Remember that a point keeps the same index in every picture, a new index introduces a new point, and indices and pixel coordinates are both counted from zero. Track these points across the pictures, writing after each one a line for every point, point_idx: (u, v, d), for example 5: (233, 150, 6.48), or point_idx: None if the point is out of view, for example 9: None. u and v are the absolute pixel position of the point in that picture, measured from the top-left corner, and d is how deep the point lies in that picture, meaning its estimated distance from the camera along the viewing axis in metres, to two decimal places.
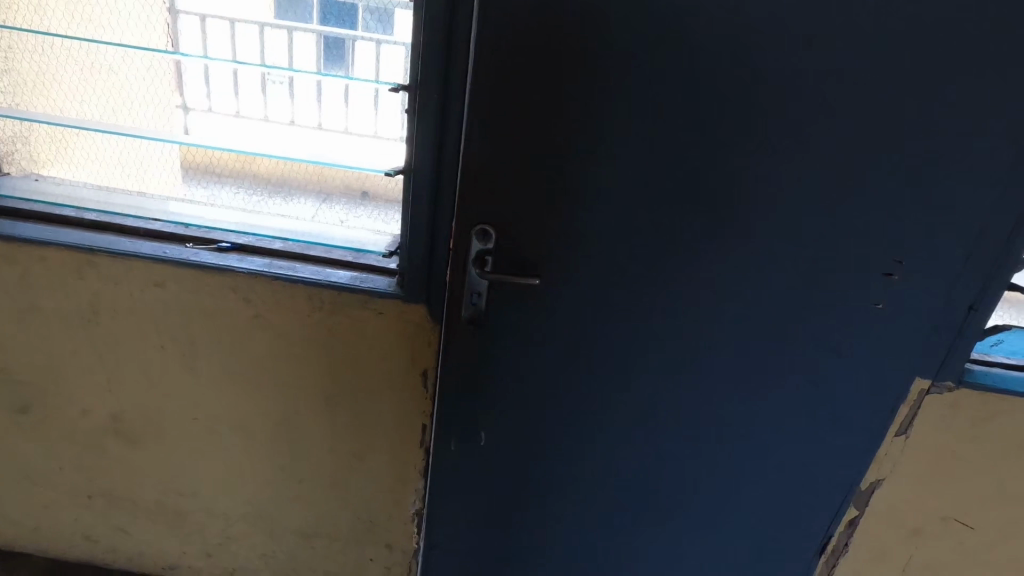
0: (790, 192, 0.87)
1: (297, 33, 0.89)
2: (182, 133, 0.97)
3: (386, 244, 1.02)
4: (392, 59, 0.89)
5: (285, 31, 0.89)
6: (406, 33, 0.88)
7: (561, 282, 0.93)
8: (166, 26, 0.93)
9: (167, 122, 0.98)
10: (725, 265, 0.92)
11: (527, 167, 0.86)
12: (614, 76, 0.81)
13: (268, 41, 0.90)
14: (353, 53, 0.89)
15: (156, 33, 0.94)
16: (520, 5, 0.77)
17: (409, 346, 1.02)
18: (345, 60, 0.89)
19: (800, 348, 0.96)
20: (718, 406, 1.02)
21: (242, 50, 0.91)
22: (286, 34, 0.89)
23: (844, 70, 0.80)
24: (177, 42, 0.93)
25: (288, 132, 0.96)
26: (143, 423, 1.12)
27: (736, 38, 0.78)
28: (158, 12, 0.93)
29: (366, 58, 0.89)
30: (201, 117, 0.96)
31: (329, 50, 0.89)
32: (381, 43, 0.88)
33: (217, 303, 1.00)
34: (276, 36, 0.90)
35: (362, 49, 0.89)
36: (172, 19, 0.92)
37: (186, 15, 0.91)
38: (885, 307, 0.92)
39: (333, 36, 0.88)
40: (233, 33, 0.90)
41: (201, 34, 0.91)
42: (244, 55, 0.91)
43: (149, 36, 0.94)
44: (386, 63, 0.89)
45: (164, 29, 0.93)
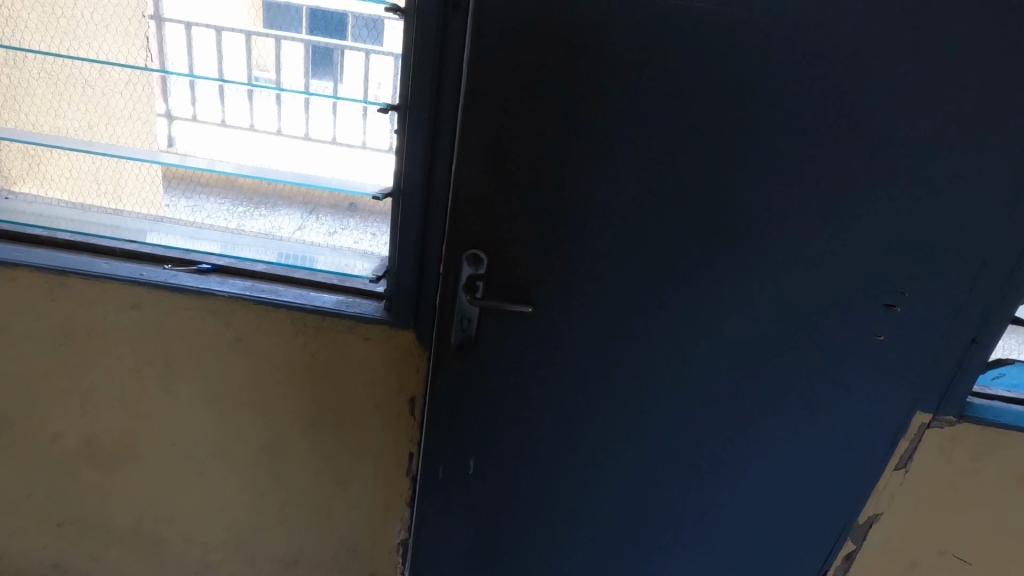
0: (789, 220, 0.85)
1: (286, 42, 0.85)
2: (167, 147, 0.94)
3: (373, 268, 0.97)
4: (382, 70, 0.86)
5: (273, 40, 0.86)
6: (397, 44, 0.84)
7: (555, 309, 0.90)
8: (146, 39, 0.89)
9: (149, 138, 0.95)
10: (722, 293, 0.89)
11: (521, 190, 0.84)
12: (612, 98, 0.78)
13: (256, 49, 0.87)
14: (342, 65, 0.86)
15: (137, 46, 0.90)
16: (514, 24, 0.75)
17: (396, 373, 0.97)
18: (334, 72, 0.87)
19: (800, 378, 0.94)
20: (715, 436, 0.99)
21: (228, 62, 0.87)
22: (274, 42, 0.86)
23: (849, 94, 0.78)
24: (159, 56, 0.89)
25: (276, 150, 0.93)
26: (118, 448, 1.07)
27: (739, 61, 0.76)
28: (139, 24, 0.89)
29: (355, 70, 0.86)
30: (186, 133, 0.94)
31: (319, 61, 0.86)
32: (370, 54, 0.85)
33: (196, 326, 0.95)
34: (263, 46, 0.86)
35: (350, 61, 0.86)
36: (154, 30, 0.88)
37: (170, 24, 0.87)
38: (886, 338, 0.90)
39: (321, 47, 0.85)
40: (219, 43, 0.87)
41: (186, 43, 0.87)
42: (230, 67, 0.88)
43: (128, 49, 0.91)
44: (377, 76, 0.87)
45: (146, 42, 0.89)
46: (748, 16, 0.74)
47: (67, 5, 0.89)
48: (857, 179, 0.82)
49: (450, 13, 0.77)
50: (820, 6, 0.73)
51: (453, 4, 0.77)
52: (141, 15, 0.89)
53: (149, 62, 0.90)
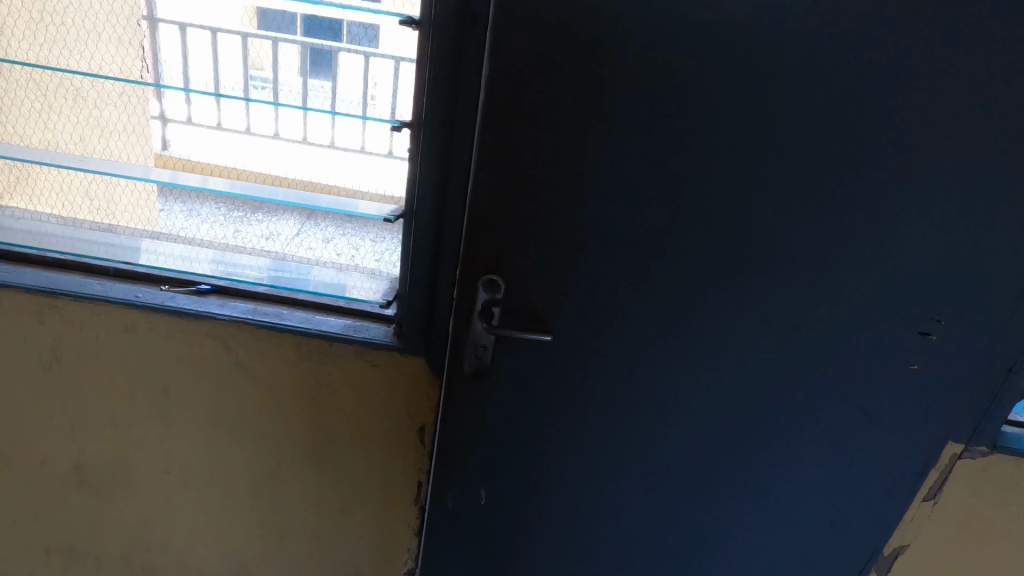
0: (824, 245, 0.81)
1: (283, 45, 0.81)
2: (161, 150, 0.90)
3: (382, 292, 0.93)
4: (381, 73, 0.81)
5: (270, 41, 0.81)
6: (398, 47, 0.80)
7: (575, 335, 0.86)
8: (141, 50, 0.85)
9: (146, 149, 0.91)
10: (751, 319, 0.85)
11: (541, 212, 0.79)
12: (638, 118, 0.74)
13: (253, 52, 0.82)
14: (339, 68, 0.81)
15: (134, 58, 0.86)
16: (536, 40, 0.70)
17: (406, 400, 0.92)
18: (331, 76, 0.81)
19: (830, 407, 0.90)
20: (739, 464, 0.95)
21: (224, 68, 0.83)
22: (272, 44, 0.81)
23: (888, 114, 0.74)
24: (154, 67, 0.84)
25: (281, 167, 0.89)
26: (108, 476, 1.00)
27: (774, 79, 0.72)
28: (134, 34, 0.85)
29: (353, 73, 0.81)
30: (183, 138, 0.89)
31: (320, 67, 0.81)
32: (369, 56, 0.80)
33: (194, 351, 0.90)
34: (261, 51, 0.82)
35: (349, 64, 0.81)
36: (148, 37, 0.84)
37: (165, 24, 0.82)
38: (920, 366, 0.87)
39: (319, 48, 0.80)
40: (215, 45, 0.82)
41: (182, 46, 0.82)
42: (228, 74, 0.83)
43: (123, 60, 0.87)
44: (374, 76, 0.81)
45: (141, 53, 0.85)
46: (786, 32, 0.70)
47: (57, 13, 0.86)
48: (895, 202, 0.78)
49: (468, 25, 0.73)
50: (862, 23, 0.69)
51: (471, 16, 0.72)
52: (136, 26, 0.85)
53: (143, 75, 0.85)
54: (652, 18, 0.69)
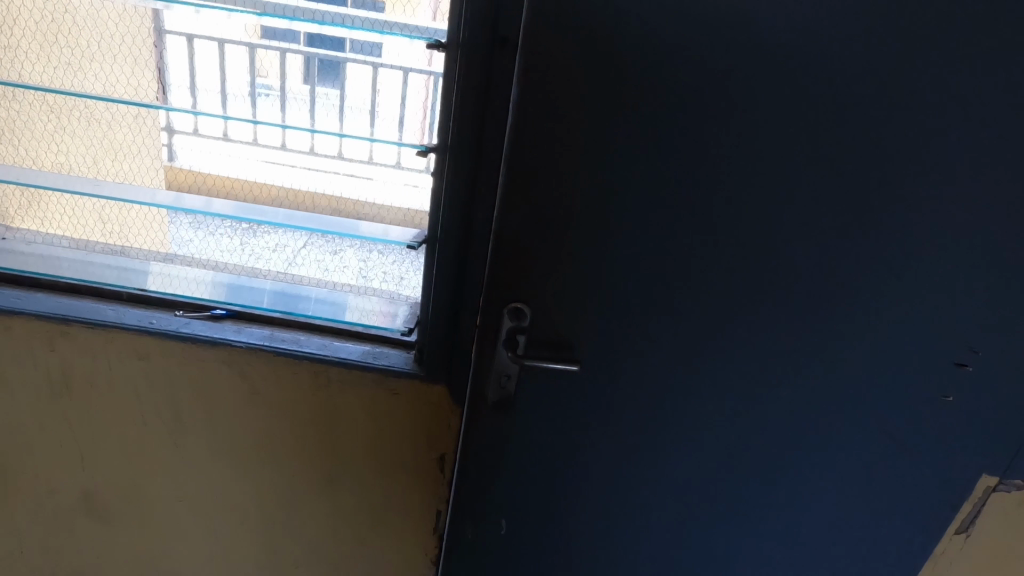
0: (859, 275, 0.79)
1: (290, 56, 0.79)
2: (170, 161, 0.88)
3: (403, 320, 0.90)
4: (390, 84, 0.79)
5: (278, 53, 0.79)
6: (403, 56, 0.77)
7: (602, 364, 0.84)
8: (154, 70, 0.84)
9: (158, 170, 0.89)
10: (784, 350, 0.83)
11: (569, 239, 0.77)
12: (670, 144, 0.73)
13: (260, 62, 0.80)
14: (347, 78, 0.79)
15: (146, 79, 0.85)
16: (567, 65, 0.68)
17: (426, 428, 0.89)
18: (339, 86, 0.80)
19: (862, 438, 0.88)
20: (768, 496, 0.92)
21: (229, 77, 0.81)
22: (278, 55, 0.79)
23: (928, 140, 0.72)
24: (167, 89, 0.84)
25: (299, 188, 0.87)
26: (119, 505, 0.98)
27: (810, 106, 0.71)
28: (148, 56, 0.84)
29: (360, 82, 0.79)
30: (190, 151, 0.87)
31: (332, 79, 0.79)
32: (376, 67, 0.78)
33: (210, 379, 0.88)
34: (268, 63, 0.80)
35: (363, 77, 0.79)
36: (161, 55, 0.83)
37: (174, 36, 0.81)
38: (955, 398, 0.85)
39: (326, 59, 0.78)
40: (222, 57, 0.80)
41: (189, 60, 0.81)
42: (233, 83, 0.81)
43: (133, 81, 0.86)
44: (383, 87, 0.79)
45: (154, 75, 0.84)
46: (824, 58, 0.68)
47: (69, 35, 0.85)
48: (935, 231, 0.76)
49: (498, 49, 0.71)
50: (901, 48, 0.68)
51: (501, 40, 0.71)
52: (152, 49, 0.83)
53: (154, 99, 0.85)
54: (687, 44, 0.68)
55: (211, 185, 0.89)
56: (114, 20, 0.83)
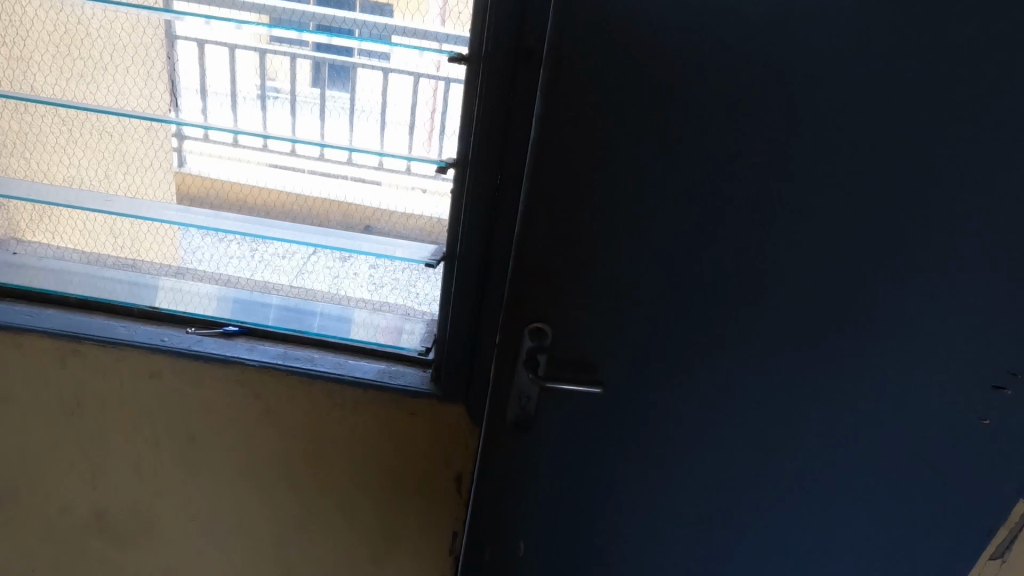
0: (894, 295, 0.76)
1: (300, 61, 0.77)
2: (180, 168, 0.86)
3: (420, 339, 0.89)
4: (401, 91, 0.78)
5: (288, 57, 0.77)
6: (411, 61, 0.75)
7: (625, 384, 0.82)
8: (166, 83, 0.83)
9: (169, 183, 0.88)
10: (814, 371, 0.80)
11: (592, 257, 0.75)
12: (698, 161, 0.70)
13: (272, 67, 0.78)
14: (356, 83, 0.78)
15: (159, 87, 0.83)
16: (593, 79, 0.66)
17: (442, 449, 0.87)
18: (349, 90, 0.78)
19: (894, 461, 0.85)
20: (796, 518, 0.90)
21: (239, 80, 0.79)
22: (291, 61, 0.77)
23: (970, 158, 0.69)
24: (175, 100, 0.83)
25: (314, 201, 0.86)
26: (131, 526, 0.95)
27: (844, 122, 0.68)
28: (162, 69, 0.83)
29: (371, 87, 0.78)
30: (200, 155, 0.84)
31: (342, 83, 0.78)
32: (387, 73, 0.77)
33: (223, 398, 0.86)
34: (276, 68, 0.78)
35: (373, 83, 0.77)
36: (173, 65, 0.81)
37: (185, 41, 0.79)
38: (992, 422, 0.81)
39: (338, 64, 0.77)
40: (233, 62, 0.79)
41: (201, 66, 0.80)
42: (243, 84, 0.79)
43: (144, 91, 0.84)
44: (394, 95, 0.78)
45: (166, 86, 0.83)
46: (862, 71, 0.66)
47: (79, 47, 0.84)
48: (976, 251, 0.73)
49: (521, 63, 0.70)
50: (944, 62, 0.65)
51: (526, 52, 0.70)
52: (166, 62, 0.82)
53: (167, 112, 0.83)
54: (715, 59, 0.65)
55: (226, 197, 0.87)
56: (128, 32, 0.82)
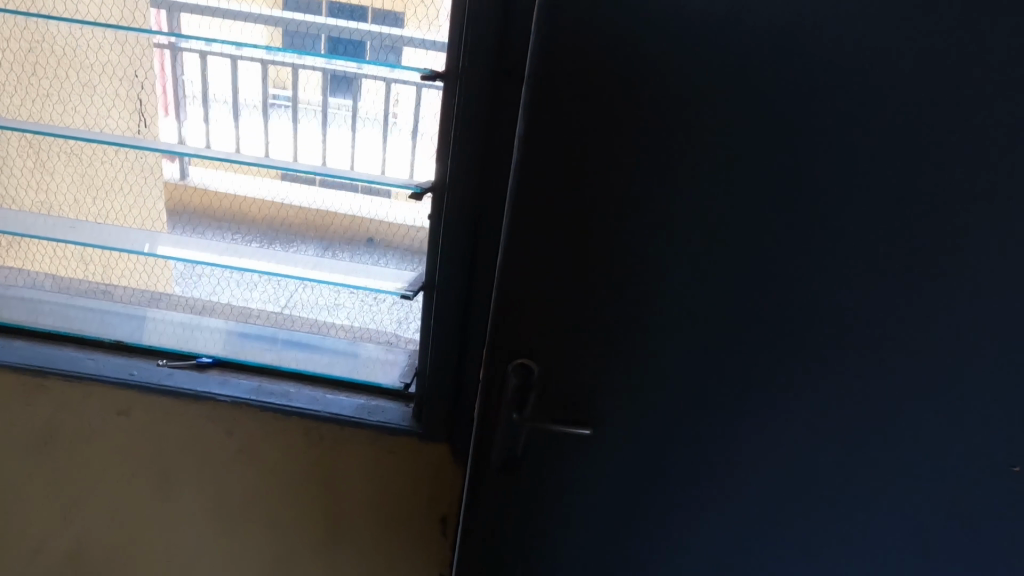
0: (913, 335, 0.70)
1: (303, 72, 0.73)
2: (177, 179, 0.81)
3: (397, 373, 0.83)
4: (402, 98, 0.73)
5: (289, 68, 0.73)
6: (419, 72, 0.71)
7: (620, 423, 0.77)
8: (160, 93, 0.78)
9: (158, 206, 0.84)
10: (825, 413, 0.75)
11: (580, 288, 0.70)
12: (692, 183, 0.65)
13: (275, 77, 0.74)
14: (362, 91, 0.73)
15: (148, 100, 0.79)
16: (577, 100, 0.62)
17: (427, 491, 0.82)
18: (352, 98, 0.74)
19: (913, 508, 0.79)
20: (808, 563, 0.84)
21: (226, 91, 0.75)
22: (292, 71, 0.73)
23: (997, 176, 0.63)
24: (166, 117, 0.79)
25: (293, 225, 0.81)
26: (104, 567, 0.91)
27: (850, 148, 0.63)
28: (148, 90, 0.79)
29: (374, 99, 0.73)
30: (203, 165, 0.80)
31: (344, 90, 0.73)
32: (391, 82, 0.71)
33: (196, 435, 0.82)
34: (280, 78, 0.74)
35: (375, 93, 0.73)
36: (178, 69, 0.76)
37: (188, 53, 0.74)
38: (1022, 470, 0.76)
39: (340, 73, 0.72)
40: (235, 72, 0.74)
41: (203, 75, 0.75)
42: (246, 92, 0.75)
43: (132, 106, 0.80)
44: (396, 103, 0.73)
45: (154, 104, 0.79)
46: (869, 92, 0.61)
47: (47, 67, 0.80)
48: (1005, 280, 0.67)
49: (502, 80, 0.65)
50: (960, 85, 0.60)
51: (505, 70, 0.65)
52: (153, 82, 0.78)
53: (155, 136, 0.80)
54: (707, 80, 0.61)
55: (197, 222, 0.83)
56: (106, 51, 0.79)
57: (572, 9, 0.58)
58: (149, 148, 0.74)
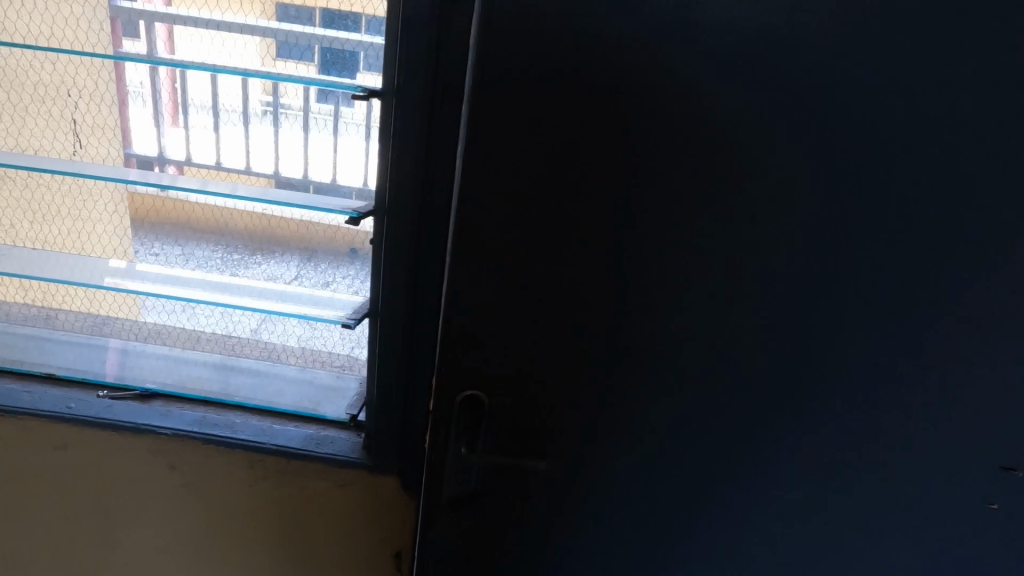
0: (876, 361, 0.68)
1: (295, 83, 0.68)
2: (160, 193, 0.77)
3: (346, 406, 0.79)
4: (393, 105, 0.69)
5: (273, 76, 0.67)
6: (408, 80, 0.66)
7: (576, 453, 0.73)
8: (134, 103, 0.72)
9: (100, 231, 0.80)
10: (788, 441, 0.72)
11: (529, 317, 0.67)
12: (637, 208, 0.62)
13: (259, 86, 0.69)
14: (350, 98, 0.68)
15: (107, 114, 0.74)
16: (517, 119, 0.59)
17: (379, 524, 0.79)
18: (340, 106, 0.69)
19: (884, 542, 0.77)
20: None
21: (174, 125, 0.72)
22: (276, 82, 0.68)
23: (950, 197, 0.61)
24: (122, 137, 0.74)
25: (243, 249, 0.77)
26: None
27: (801, 169, 0.61)
28: (83, 108, 0.75)
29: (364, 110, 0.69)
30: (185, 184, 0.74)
31: (331, 97, 0.68)
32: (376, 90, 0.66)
33: (137, 471, 0.78)
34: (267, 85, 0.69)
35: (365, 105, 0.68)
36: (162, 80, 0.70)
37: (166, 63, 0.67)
38: (999, 505, 0.73)
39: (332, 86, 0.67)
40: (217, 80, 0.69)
41: (184, 84, 0.70)
42: (228, 98, 0.70)
43: (92, 127, 0.75)
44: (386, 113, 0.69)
45: (111, 121, 0.74)
46: (817, 110, 0.59)
47: None
48: (969, 298, 0.65)
49: (440, 98, 0.62)
50: (907, 104, 0.59)
51: (444, 86, 0.61)
52: (89, 98, 0.75)
53: (115, 161, 0.75)
54: (651, 99, 0.58)
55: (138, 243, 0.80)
56: (54, 66, 0.74)
57: (506, 29, 0.56)
58: (120, 181, 0.69)
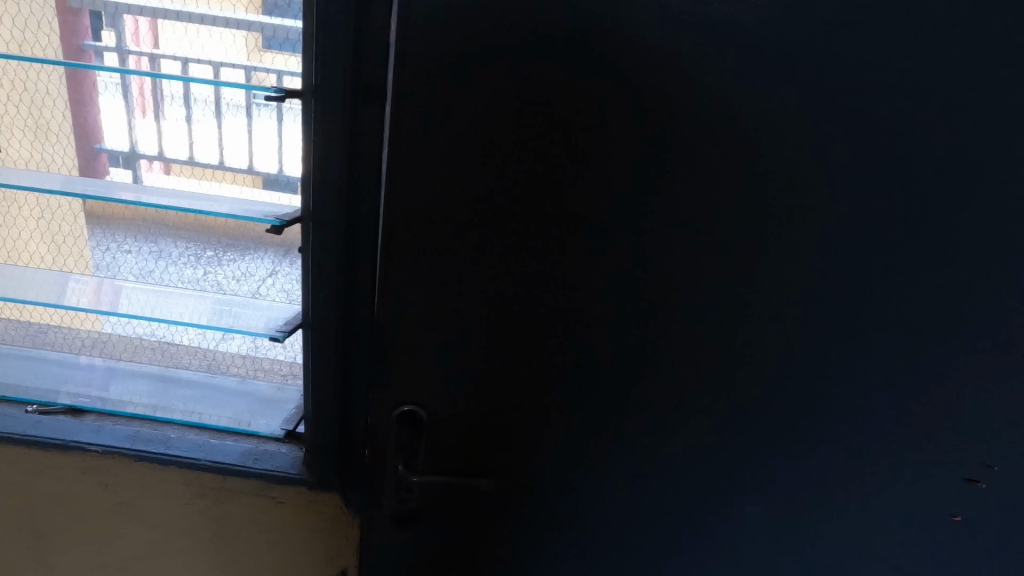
0: (822, 367, 0.67)
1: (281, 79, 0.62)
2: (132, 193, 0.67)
3: (284, 419, 0.76)
4: None
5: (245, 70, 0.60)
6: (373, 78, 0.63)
7: (520, 467, 0.71)
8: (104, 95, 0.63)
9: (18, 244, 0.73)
10: (738, 448, 0.71)
11: (464, 328, 0.64)
12: (569, 216, 0.60)
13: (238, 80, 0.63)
14: None
15: (55, 112, 0.65)
16: (440, 123, 0.56)
17: (322, 541, 0.76)
18: None
19: (840, 548, 0.76)
20: None
21: (106, 124, 0.64)
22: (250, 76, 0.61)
23: (885, 202, 0.61)
24: (75, 138, 0.66)
25: (166, 257, 0.71)
26: None
27: (735, 172, 0.60)
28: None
29: None
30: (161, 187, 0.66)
31: None
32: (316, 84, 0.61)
33: (68, 490, 0.75)
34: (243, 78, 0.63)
35: None
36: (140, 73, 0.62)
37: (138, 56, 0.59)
38: (963, 518, 0.74)
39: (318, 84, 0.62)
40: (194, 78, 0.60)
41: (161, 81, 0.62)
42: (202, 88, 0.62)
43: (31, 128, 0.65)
44: None
45: (57, 122, 0.65)
46: (750, 112, 0.57)
47: None
48: (906, 301, 0.64)
49: (360, 98, 0.59)
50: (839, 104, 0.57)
51: (364, 87, 0.59)
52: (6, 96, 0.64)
53: (66, 170, 0.68)
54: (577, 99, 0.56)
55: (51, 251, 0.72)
56: None
57: (425, 28, 0.52)
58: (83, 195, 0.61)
